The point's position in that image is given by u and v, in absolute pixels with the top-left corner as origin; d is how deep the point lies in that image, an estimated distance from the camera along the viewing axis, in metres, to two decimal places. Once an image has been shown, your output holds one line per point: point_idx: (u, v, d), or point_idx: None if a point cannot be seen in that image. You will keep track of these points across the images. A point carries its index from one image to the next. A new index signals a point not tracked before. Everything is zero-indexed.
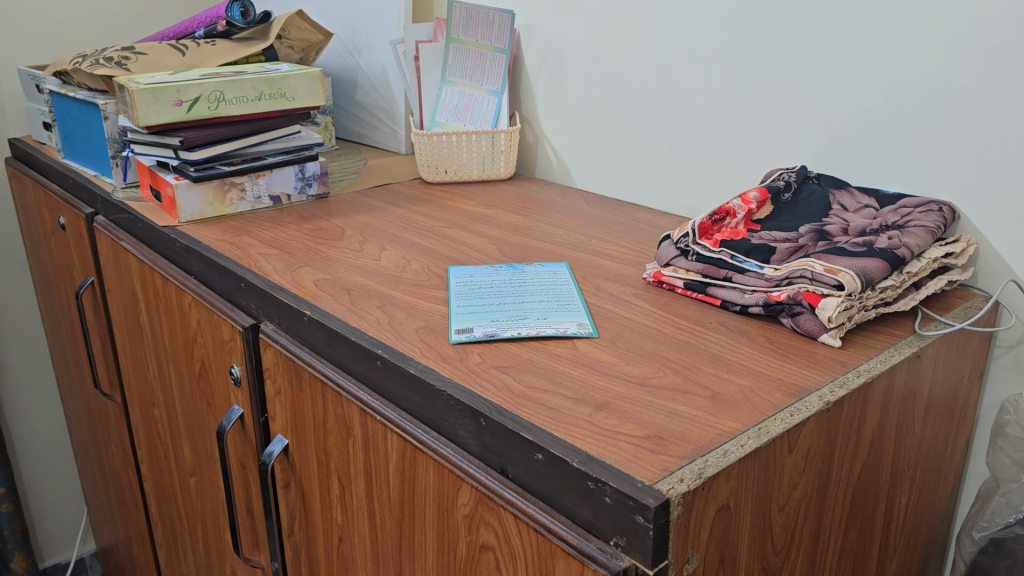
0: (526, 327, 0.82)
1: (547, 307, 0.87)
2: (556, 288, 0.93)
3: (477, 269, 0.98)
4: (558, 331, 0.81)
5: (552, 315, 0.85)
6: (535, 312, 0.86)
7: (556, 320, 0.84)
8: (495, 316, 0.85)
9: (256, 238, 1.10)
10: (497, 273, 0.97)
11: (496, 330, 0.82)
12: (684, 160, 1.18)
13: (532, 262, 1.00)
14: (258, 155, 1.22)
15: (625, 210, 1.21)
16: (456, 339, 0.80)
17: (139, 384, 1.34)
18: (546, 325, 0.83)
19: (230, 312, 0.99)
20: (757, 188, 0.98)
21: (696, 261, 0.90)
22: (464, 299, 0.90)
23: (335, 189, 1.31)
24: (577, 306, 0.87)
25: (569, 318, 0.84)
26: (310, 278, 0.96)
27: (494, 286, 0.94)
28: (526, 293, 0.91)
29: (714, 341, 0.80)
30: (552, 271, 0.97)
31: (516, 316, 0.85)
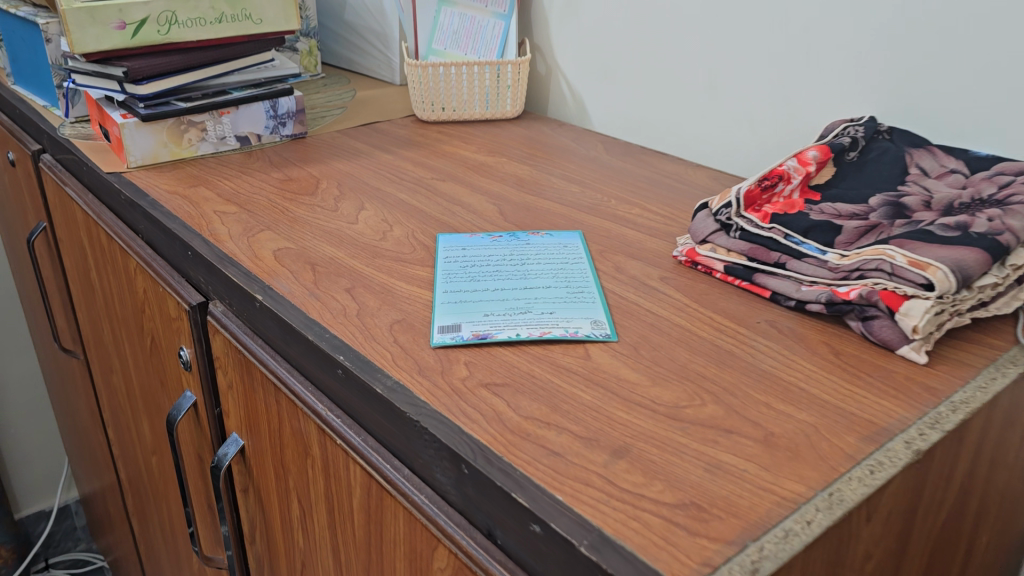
0: (525, 327, 0.66)
1: (555, 296, 0.70)
2: (567, 267, 0.76)
3: (472, 239, 0.81)
4: (567, 334, 0.65)
5: (560, 308, 0.68)
6: (539, 302, 0.69)
7: (566, 316, 0.67)
8: (488, 307, 0.69)
9: (214, 191, 0.93)
10: (495, 245, 0.80)
11: (488, 330, 0.65)
12: (724, 102, 0.99)
13: (540, 230, 0.83)
14: (221, 89, 1.04)
15: (650, 160, 1.03)
16: (437, 342, 0.64)
17: (97, 346, 1.19)
18: (552, 323, 0.66)
19: (178, 285, 0.83)
20: (819, 146, 0.80)
21: (740, 240, 0.73)
22: (452, 281, 0.73)
23: (313, 129, 1.12)
24: (592, 296, 0.70)
25: (581, 314, 0.67)
26: (270, 248, 0.80)
27: (491, 263, 0.77)
28: (530, 274, 0.74)
29: (764, 351, 0.63)
30: (563, 244, 0.80)
31: (514, 308, 0.69)
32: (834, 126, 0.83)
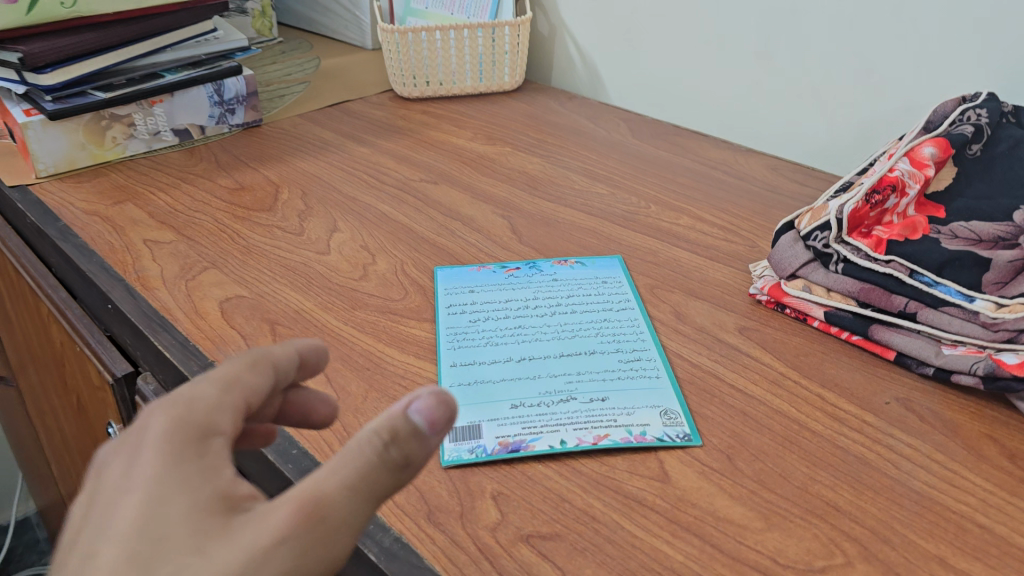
0: (571, 429, 0.47)
1: (604, 371, 0.52)
2: (611, 320, 0.57)
3: (480, 276, 0.62)
4: (631, 438, 0.46)
5: (614, 391, 0.50)
6: (584, 382, 0.51)
7: (624, 406, 0.49)
8: (515, 396, 0.50)
9: (145, 207, 0.73)
10: (511, 289, 0.61)
11: (519, 438, 0.46)
12: (782, 71, 0.80)
13: (569, 258, 0.65)
14: (151, 71, 0.82)
15: (688, 146, 0.85)
16: (448, 459, 0.45)
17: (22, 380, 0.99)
18: (608, 421, 0.48)
19: (97, 348, 0.63)
20: (933, 138, 0.60)
21: (846, 278, 0.55)
22: (461, 350, 0.54)
23: (270, 114, 0.92)
24: (654, 368, 0.52)
25: (646, 402, 0.49)
26: (217, 299, 0.60)
27: (510, 317, 0.58)
28: (564, 333, 0.56)
29: (909, 457, 0.46)
30: (601, 279, 0.62)
31: (552, 394, 0.50)
32: (944, 106, 0.63)
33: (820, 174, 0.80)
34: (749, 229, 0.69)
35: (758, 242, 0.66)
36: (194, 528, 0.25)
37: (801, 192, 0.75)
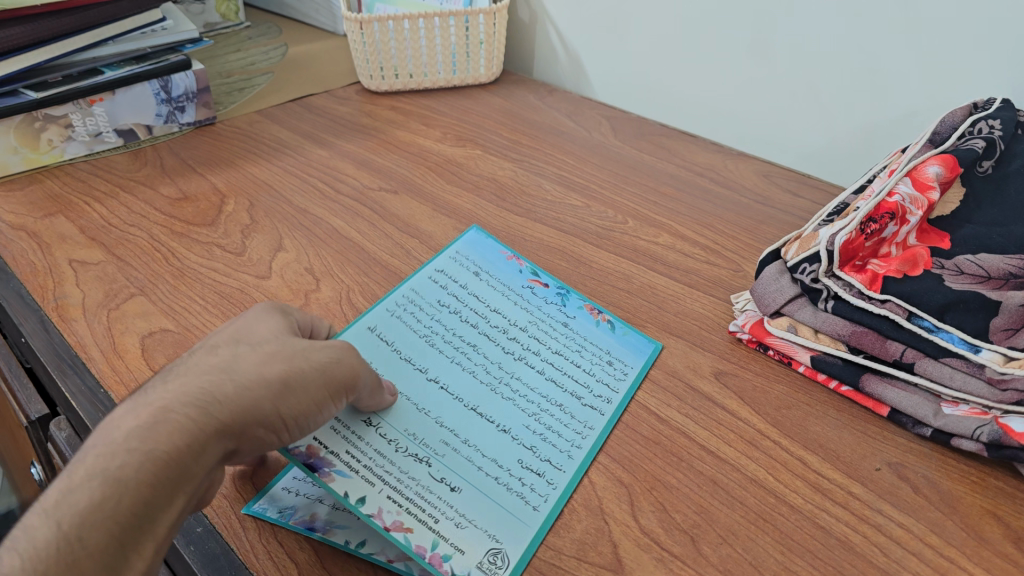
0: (383, 494, 0.39)
1: (492, 461, 0.43)
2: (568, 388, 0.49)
3: (491, 296, 0.56)
4: (427, 555, 0.37)
5: (476, 489, 0.41)
6: (459, 457, 0.43)
7: (461, 514, 0.39)
8: (391, 423, 0.43)
9: (77, 220, 0.67)
10: (499, 303, 0.55)
11: (331, 466, 0.39)
12: (776, 68, 0.72)
13: (603, 313, 0.55)
14: (91, 67, 0.75)
15: (674, 148, 0.79)
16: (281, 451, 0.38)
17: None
18: (426, 518, 0.38)
19: (13, 383, 0.57)
20: (939, 155, 0.54)
21: (835, 318, 0.48)
22: (395, 325, 0.51)
23: (223, 111, 0.86)
24: (544, 493, 0.41)
25: (501, 523, 0.39)
26: (140, 332, 0.54)
27: (476, 331, 0.52)
28: (501, 387, 0.48)
29: (899, 540, 0.40)
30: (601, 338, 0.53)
31: (420, 452, 0.42)
32: (951, 115, 0.56)
33: (815, 183, 0.74)
34: (734, 249, 0.63)
35: (743, 266, 0.61)
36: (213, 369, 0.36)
37: (792, 204, 0.69)
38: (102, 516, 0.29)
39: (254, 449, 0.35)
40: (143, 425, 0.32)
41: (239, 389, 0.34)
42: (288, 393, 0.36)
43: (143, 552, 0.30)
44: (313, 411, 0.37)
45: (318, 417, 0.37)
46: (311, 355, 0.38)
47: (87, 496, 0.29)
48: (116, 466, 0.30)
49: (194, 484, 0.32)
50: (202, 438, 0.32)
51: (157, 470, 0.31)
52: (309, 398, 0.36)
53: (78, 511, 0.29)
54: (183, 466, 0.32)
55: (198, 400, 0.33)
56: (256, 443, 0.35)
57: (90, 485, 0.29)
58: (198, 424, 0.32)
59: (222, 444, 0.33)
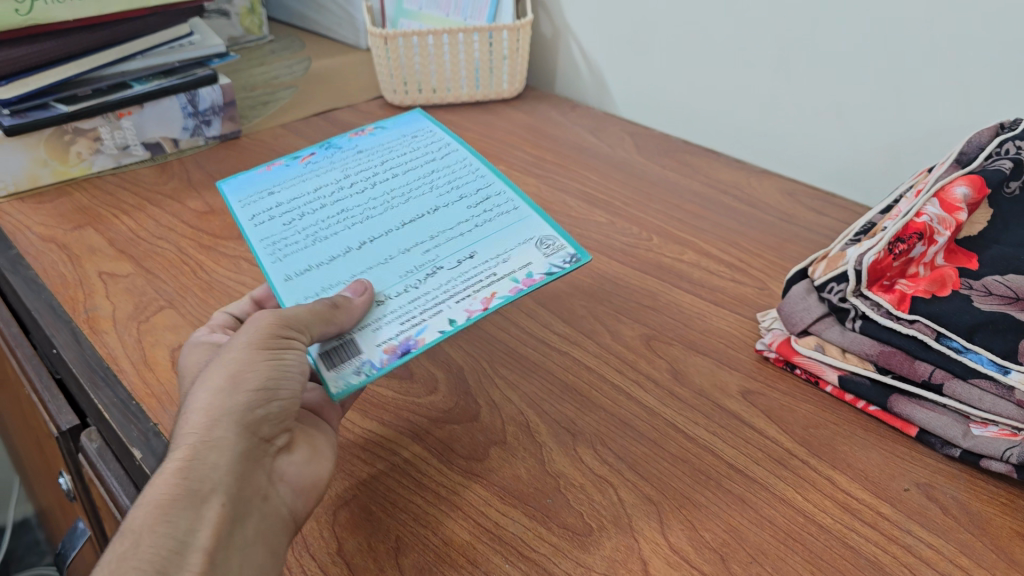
0: (455, 304, 0.47)
1: (454, 229, 0.52)
2: (446, 173, 0.56)
3: (268, 180, 0.56)
4: (519, 285, 0.48)
5: (477, 245, 0.51)
6: (449, 244, 0.51)
7: (497, 255, 0.50)
8: (383, 288, 0.48)
9: (107, 232, 0.68)
10: (319, 179, 0.56)
11: (404, 337, 0.45)
12: (800, 87, 0.73)
13: (363, 128, 0.61)
14: (120, 81, 0.76)
15: (697, 165, 0.79)
16: (338, 394, 0.43)
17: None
18: (486, 278, 0.48)
19: (43, 394, 0.58)
20: (966, 175, 0.54)
21: (862, 337, 0.49)
22: (289, 259, 0.49)
23: (248, 125, 0.87)
24: (509, 209, 0.53)
25: (517, 245, 0.50)
26: (170, 345, 0.55)
27: (322, 197, 0.54)
28: (395, 202, 0.54)
29: (929, 561, 0.40)
30: (407, 136, 0.60)
31: (415, 270, 0.49)
32: (978, 135, 0.56)
33: (839, 201, 0.74)
34: (759, 267, 0.63)
35: (769, 284, 0.61)
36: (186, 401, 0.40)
37: (817, 222, 0.69)
38: (141, 550, 0.33)
39: (268, 423, 0.40)
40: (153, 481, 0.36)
41: (207, 402, 0.38)
42: (246, 372, 0.39)
43: (203, 551, 0.35)
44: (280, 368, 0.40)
45: (291, 366, 0.41)
46: (239, 338, 0.41)
47: (125, 543, 0.34)
48: (137, 518, 0.34)
49: (222, 491, 0.36)
50: (200, 457, 0.36)
51: (175, 501, 0.35)
52: (262, 363, 0.40)
53: (123, 556, 0.33)
54: (195, 482, 0.36)
55: (182, 438, 0.37)
56: (262, 422, 0.40)
57: (126, 538, 0.34)
58: (191, 445, 0.37)
59: (224, 449, 0.37)
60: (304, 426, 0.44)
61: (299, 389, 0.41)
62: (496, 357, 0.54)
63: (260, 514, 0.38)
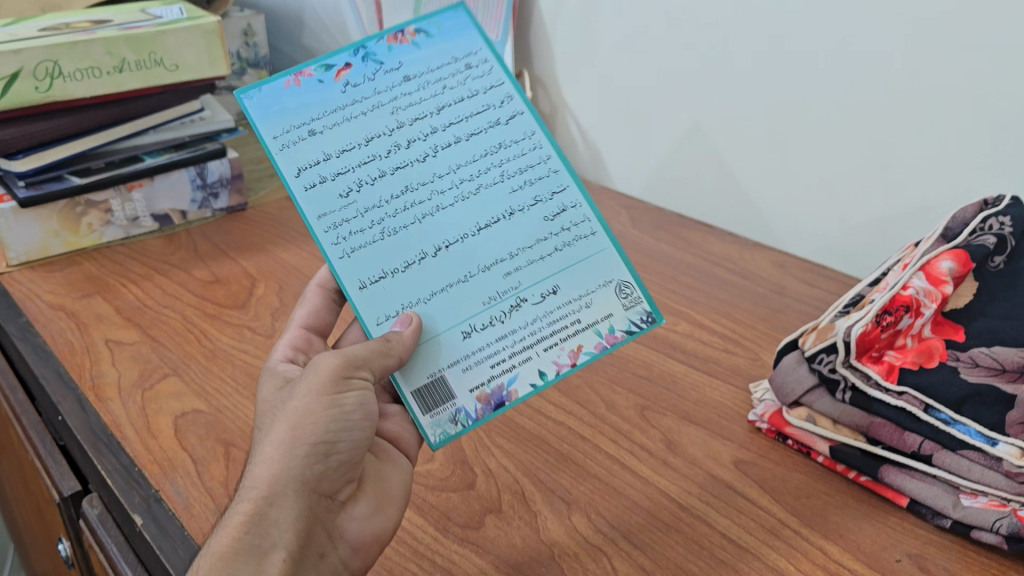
0: (543, 353, 0.49)
1: (535, 242, 0.51)
2: (506, 142, 0.52)
3: (302, 95, 0.50)
4: (604, 342, 0.50)
5: (559, 274, 0.50)
6: (527, 266, 0.50)
7: (579, 295, 0.50)
8: (465, 315, 0.48)
9: (114, 301, 0.70)
10: (365, 117, 0.50)
11: (497, 386, 0.48)
12: (790, 163, 0.75)
13: (406, 28, 0.52)
14: (131, 155, 0.79)
15: (691, 238, 0.81)
16: (437, 443, 0.47)
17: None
18: (573, 325, 0.50)
19: (47, 460, 0.59)
20: (951, 250, 0.55)
21: (852, 409, 0.50)
22: (358, 259, 0.48)
23: (255, 197, 0.89)
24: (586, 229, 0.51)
25: (597, 280, 0.51)
26: (173, 412, 0.56)
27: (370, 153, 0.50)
28: (463, 186, 0.51)
29: None
30: (458, 61, 0.52)
31: (496, 297, 0.49)
32: (963, 212, 0.58)
33: (829, 273, 0.75)
34: (751, 338, 0.64)
35: (761, 354, 0.62)
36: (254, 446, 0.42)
37: (809, 294, 0.70)
38: None
39: (330, 477, 0.42)
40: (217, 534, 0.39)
41: (271, 458, 0.40)
42: (307, 428, 0.41)
43: None
44: (340, 415, 0.42)
45: (351, 411, 0.42)
46: (308, 384, 0.42)
47: None
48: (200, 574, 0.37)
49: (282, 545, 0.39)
50: (262, 511, 0.39)
51: (234, 558, 0.37)
52: (324, 418, 0.41)
53: None
54: (254, 539, 0.38)
55: (248, 491, 0.40)
56: (326, 476, 0.42)
57: None
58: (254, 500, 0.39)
59: (286, 503, 0.40)
60: (371, 469, 0.46)
61: (362, 437, 0.43)
62: (492, 425, 0.55)
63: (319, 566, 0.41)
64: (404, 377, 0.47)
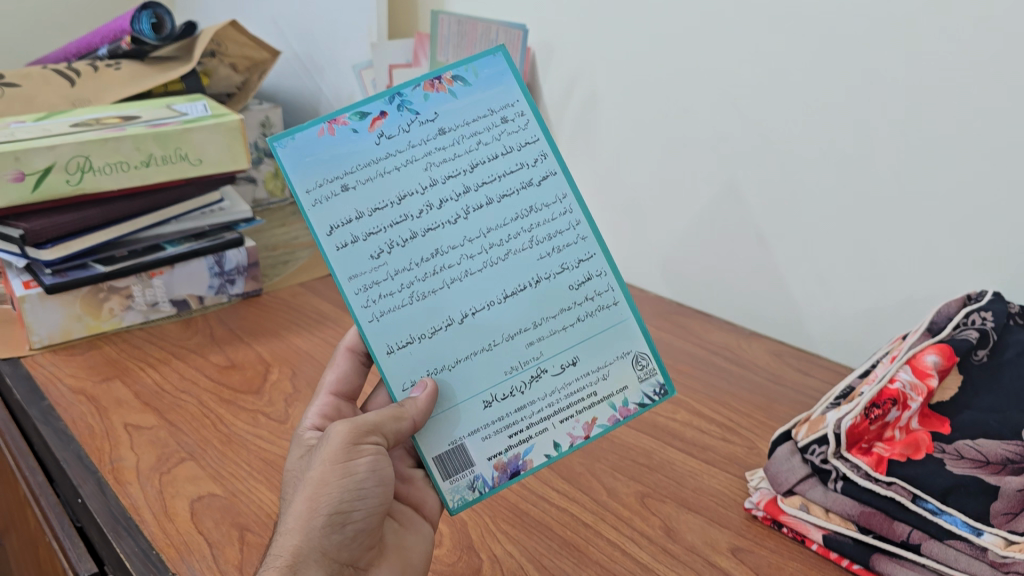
0: (559, 425, 0.52)
1: (558, 311, 0.53)
2: (536, 206, 0.53)
3: (336, 148, 0.51)
4: (619, 414, 0.53)
5: (578, 345, 0.53)
6: (550, 336, 0.53)
7: (598, 367, 0.53)
8: (487, 384, 0.51)
9: (134, 385, 0.72)
10: (397, 173, 0.51)
11: (514, 456, 0.51)
12: (784, 258, 0.78)
13: (443, 76, 0.53)
14: (154, 244, 0.83)
15: (690, 327, 0.84)
16: (455, 507, 0.50)
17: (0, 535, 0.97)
18: (590, 396, 0.53)
19: (65, 543, 0.60)
20: (936, 344, 0.58)
21: (843, 497, 0.52)
22: (387, 321, 0.51)
23: (270, 283, 0.93)
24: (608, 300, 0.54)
25: (613, 351, 0.54)
26: (190, 496, 0.58)
27: (403, 214, 0.51)
28: (492, 250, 0.52)
29: None
30: (494, 114, 0.53)
31: (519, 367, 0.52)
32: (946, 307, 0.61)
33: (824, 363, 0.78)
34: (748, 427, 0.66)
35: (757, 444, 0.64)
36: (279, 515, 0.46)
37: (804, 383, 0.73)
38: None
39: (348, 541, 0.46)
40: None
41: (295, 525, 0.44)
42: (325, 496, 0.45)
43: None
44: (354, 484, 0.46)
45: (365, 479, 0.46)
46: (324, 454, 0.46)
47: None
48: None
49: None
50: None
51: None
52: (340, 485, 0.45)
53: None
54: None
55: (275, 559, 0.44)
56: (346, 544, 0.46)
57: None
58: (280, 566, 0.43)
59: (310, 571, 0.44)
60: (388, 529, 0.50)
61: (378, 503, 0.47)
62: (497, 511, 0.57)
63: None
64: (426, 443, 0.50)
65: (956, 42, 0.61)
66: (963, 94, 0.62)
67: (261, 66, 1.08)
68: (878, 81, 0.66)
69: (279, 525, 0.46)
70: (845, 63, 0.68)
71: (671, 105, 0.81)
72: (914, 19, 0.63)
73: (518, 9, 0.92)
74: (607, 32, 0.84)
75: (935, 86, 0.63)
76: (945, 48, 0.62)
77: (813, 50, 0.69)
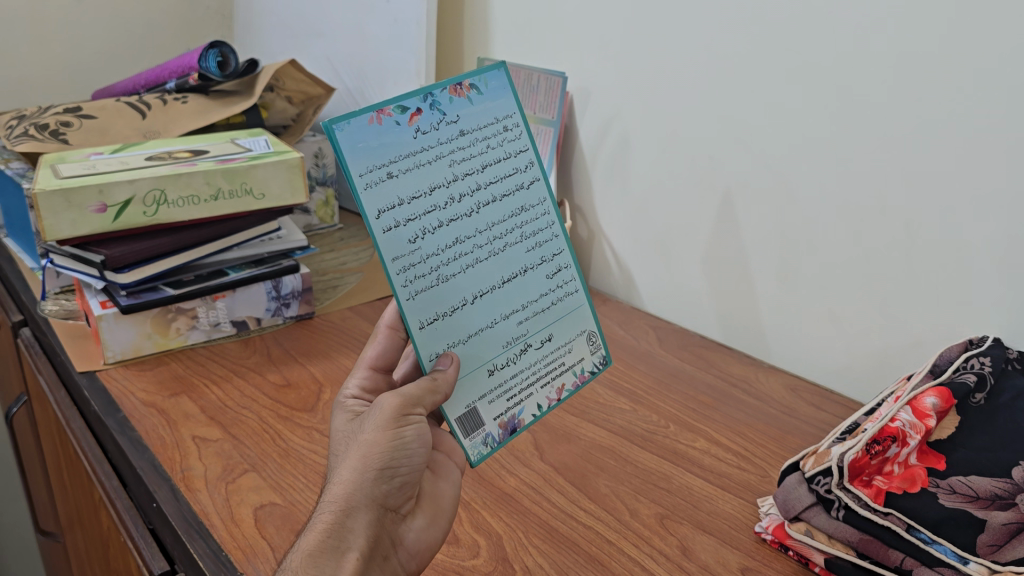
0: (540, 389, 0.61)
1: (538, 295, 0.61)
2: (527, 206, 0.61)
3: (382, 135, 0.53)
4: (577, 380, 0.64)
5: (551, 324, 0.62)
6: (535, 315, 0.61)
7: (564, 343, 0.63)
8: (491, 356, 0.58)
9: (199, 400, 0.79)
10: (430, 166, 0.55)
11: (511, 416, 0.60)
12: (801, 299, 0.83)
13: (464, 82, 0.57)
14: (218, 269, 0.90)
15: (713, 359, 0.89)
16: (476, 460, 0.57)
17: (64, 533, 1.05)
18: (558, 366, 0.63)
19: (140, 542, 0.68)
20: (936, 387, 0.63)
21: (844, 525, 0.57)
22: (420, 300, 0.54)
23: (322, 306, 1.00)
24: (571, 285, 0.64)
25: (576, 327, 0.64)
26: (253, 504, 0.65)
27: (435, 203, 0.55)
28: (496, 241, 0.59)
29: None
30: (499, 123, 0.59)
31: (512, 341, 0.60)
32: (949, 351, 0.66)
33: (838, 398, 0.82)
34: (761, 456, 0.72)
35: (769, 472, 0.70)
36: (336, 463, 0.54)
37: (817, 418, 0.78)
38: None
39: (392, 495, 0.53)
40: (306, 535, 0.50)
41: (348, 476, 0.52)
42: (376, 455, 0.52)
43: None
44: (402, 446, 0.53)
45: (411, 441, 0.53)
46: (376, 418, 0.53)
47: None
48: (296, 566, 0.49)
49: (356, 548, 0.50)
50: (342, 521, 0.50)
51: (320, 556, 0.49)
52: (388, 446, 0.52)
53: None
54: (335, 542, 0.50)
55: (329, 505, 0.51)
56: (391, 493, 0.53)
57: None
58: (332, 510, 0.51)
59: (360, 515, 0.51)
60: (428, 490, 0.58)
61: (420, 462, 0.54)
62: (530, 527, 0.63)
63: (384, 557, 0.53)
64: (450, 407, 0.56)
65: (962, 102, 0.67)
66: (966, 150, 0.67)
67: (316, 100, 1.16)
68: (889, 136, 0.72)
69: (335, 472, 0.53)
70: (859, 118, 0.73)
71: (699, 149, 0.87)
72: (923, 80, 0.68)
73: (558, 56, 0.99)
74: (640, 80, 0.91)
75: (941, 144, 0.69)
76: (950, 108, 0.67)
77: (830, 105, 0.75)
